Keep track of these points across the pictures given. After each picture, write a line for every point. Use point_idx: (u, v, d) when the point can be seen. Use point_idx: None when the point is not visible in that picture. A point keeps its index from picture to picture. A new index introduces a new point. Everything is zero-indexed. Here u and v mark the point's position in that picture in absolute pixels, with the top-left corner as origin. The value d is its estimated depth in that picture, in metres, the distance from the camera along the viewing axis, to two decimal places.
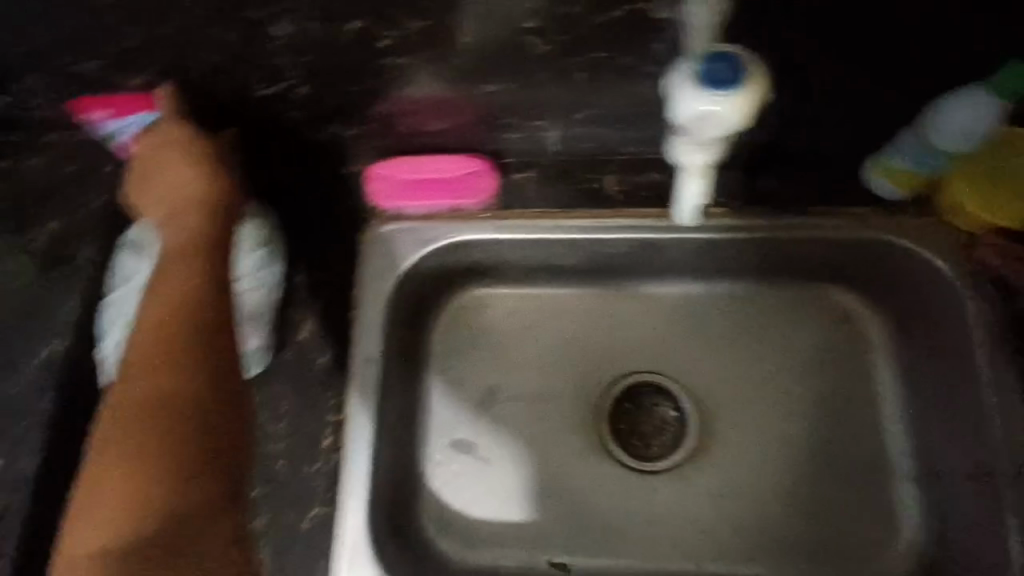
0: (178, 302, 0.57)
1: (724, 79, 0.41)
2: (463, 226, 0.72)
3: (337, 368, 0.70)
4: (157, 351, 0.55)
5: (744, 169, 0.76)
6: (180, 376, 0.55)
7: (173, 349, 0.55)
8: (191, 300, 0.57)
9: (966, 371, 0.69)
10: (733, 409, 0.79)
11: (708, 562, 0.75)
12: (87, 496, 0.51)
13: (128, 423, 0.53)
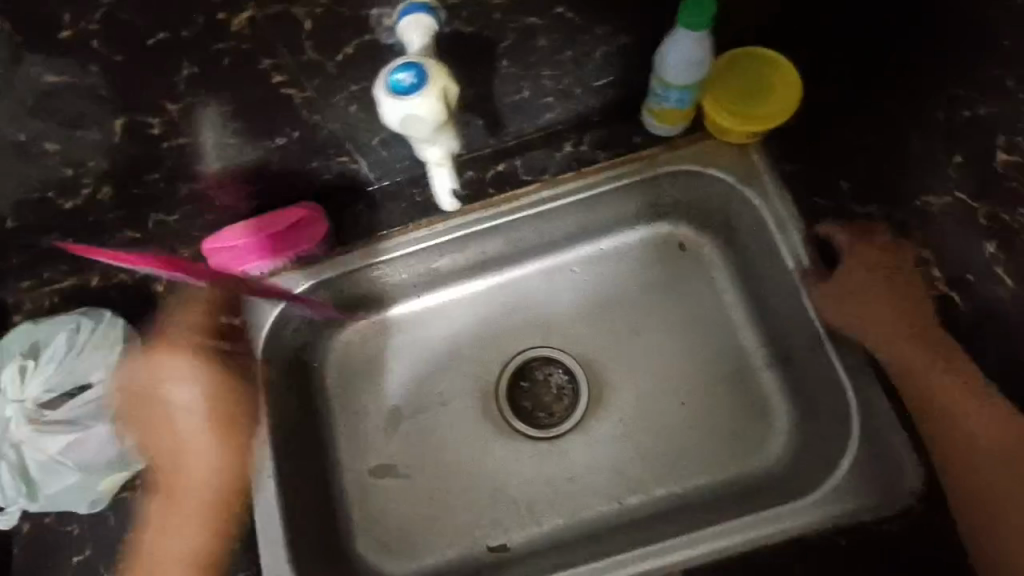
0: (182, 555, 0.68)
1: (409, 84, 0.43)
2: (313, 270, 0.79)
3: (226, 435, 0.74)
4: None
5: (551, 140, 0.79)
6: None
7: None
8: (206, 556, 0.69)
9: (778, 265, 0.77)
10: (611, 356, 0.87)
11: (630, 499, 0.80)
12: None
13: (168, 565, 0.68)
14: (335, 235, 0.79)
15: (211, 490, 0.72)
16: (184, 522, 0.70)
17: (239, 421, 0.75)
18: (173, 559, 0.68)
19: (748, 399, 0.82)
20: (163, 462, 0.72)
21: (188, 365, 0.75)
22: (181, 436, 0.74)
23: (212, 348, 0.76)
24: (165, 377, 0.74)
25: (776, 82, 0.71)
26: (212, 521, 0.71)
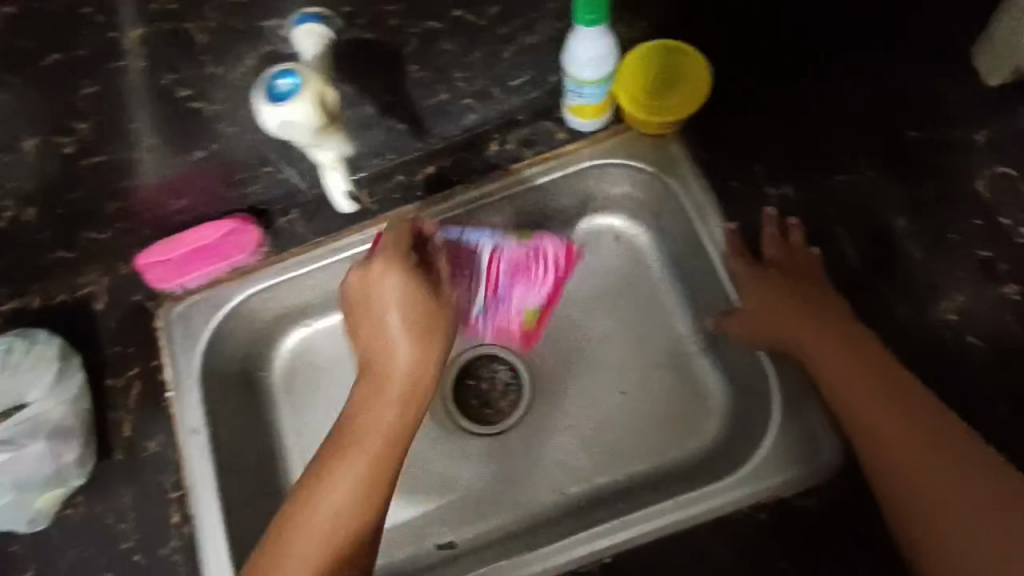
0: (350, 497, 0.61)
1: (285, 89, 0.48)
2: (249, 281, 0.80)
3: (166, 448, 0.75)
4: (296, 560, 0.58)
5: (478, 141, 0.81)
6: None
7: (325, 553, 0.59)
8: (348, 513, 0.60)
9: (700, 253, 0.79)
10: (552, 351, 0.88)
11: (572, 488, 0.82)
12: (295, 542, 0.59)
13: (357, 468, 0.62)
14: (269, 245, 0.80)
15: (393, 409, 0.65)
16: (356, 447, 0.63)
17: (427, 330, 0.68)
18: (346, 488, 0.61)
19: (684, 384, 0.84)
20: (362, 368, 0.68)
21: (399, 284, 0.68)
22: (386, 349, 0.67)
23: (152, 361, 0.78)
24: (381, 288, 0.68)
25: (685, 73, 0.74)
26: (371, 461, 0.62)
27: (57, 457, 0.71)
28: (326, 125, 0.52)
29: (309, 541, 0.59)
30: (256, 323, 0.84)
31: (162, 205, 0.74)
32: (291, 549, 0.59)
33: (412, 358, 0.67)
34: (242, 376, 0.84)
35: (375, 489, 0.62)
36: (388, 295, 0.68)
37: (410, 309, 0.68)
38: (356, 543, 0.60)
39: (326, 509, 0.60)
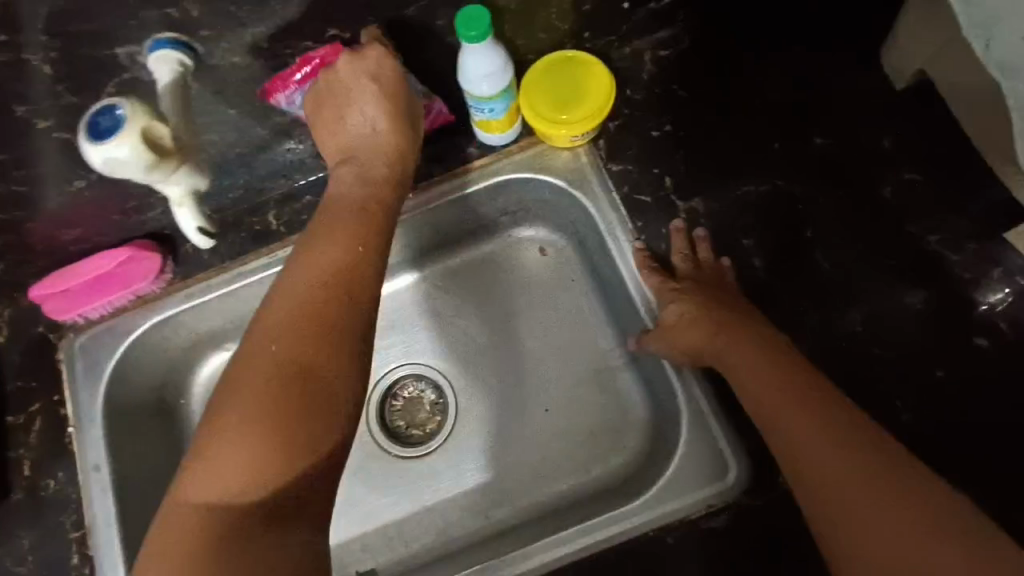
0: (336, 262, 0.59)
1: (106, 128, 0.57)
2: (154, 310, 0.77)
3: (67, 485, 0.73)
4: (278, 335, 0.55)
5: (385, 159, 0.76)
6: (314, 351, 0.54)
7: (316, 315, 0.56)
8: (337, 276, 0.58)
9: (611, 267, 0.78)
10: (474, 368, 0.87)
11: (495, 512, 0.81)
12: (268, 344, 0.55)
13: (330, 270, 0.58)
14: (174, 269, 0.77)
15: (379, 196, 0.64)
16: (340, 224, 0.61)
17: (409, 117, 0.66)
18: (330, 257, 0.59)
19: (608, 399, 0.82)
20: (345, 154, 0.66)
21: (389, 70, 0.65)
22: (374, 131, 0.65)
23: (54, 396, 0.75)
24: (363, 80, 0.65)
25: (588, 83, 0.72)
26: (356, 231, 0.61)
27: None
28: (149, 163, 0.59)
29: (301, 305, 0.56)
30: (167, 351, 0.81)
31: (54, 233, 0.74)
32: (286, 315, 0.56)
33: (399, 140, 0.66)
34: (159, 403, 0.83)
35: (364, 256, 0.60)
36: (373, 84, 0.65)
37: (391, 104, 0.65)
38: (348, 315, 0.57)
39: (311, 283, 0.58)
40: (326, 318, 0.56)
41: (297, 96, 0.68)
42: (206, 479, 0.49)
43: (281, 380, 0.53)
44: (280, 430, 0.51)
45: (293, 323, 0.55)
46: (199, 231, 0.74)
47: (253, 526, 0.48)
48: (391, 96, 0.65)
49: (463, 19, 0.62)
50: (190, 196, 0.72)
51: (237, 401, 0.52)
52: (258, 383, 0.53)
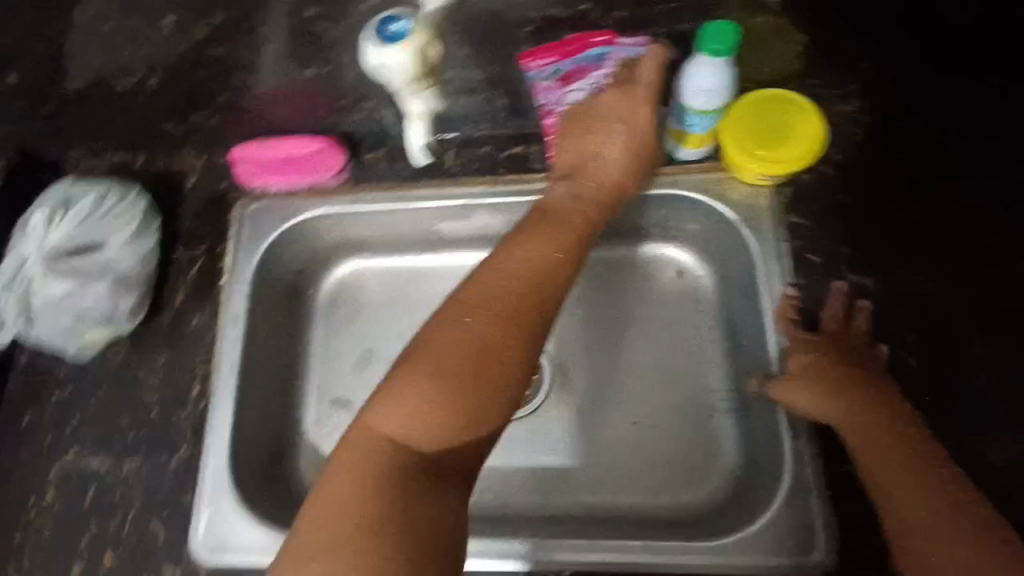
0: (540, 258, 0.64)
1: (388, 35, 0.66)
2: (322, 201, 0.85)
3: (206, 326, 0.81)
4: (476, 307, 0.59)
5: None
6: (504, 333, 0.58)
7: (512, 301, 0.60)
8: (537, 273, 0.63)
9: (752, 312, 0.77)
10: (581, 360, 0.86)
11: (553, 498, 0.81)
12: (464, 311, 0.59)
13: (531, 267, 0.63)
14: (353, 172, 0.84)
15: (588, 209, 0.70)
16: (546, 236, 0.66)
17: (638, 162, 0.72)
18: (530, 266, 0.63)
19: (702, 435, 0.81)
20: (574, 175, 0.72)
21: (641, 115, 0.71)
22: (608, 163, 0.71)
23: (217, 248, 0.84)
24: (615, 117, 0.71)
25: (797, 129, 0.71)
26: (559, 247, 0.66)
27: (116, 302, 0.76)
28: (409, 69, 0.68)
29: (497, 301, 0.60)
30: (317, 243, 0.90)
31: (268, 109, 0.83)
32: (479, 301, 0.60)
33: (620, 178, 0.72)
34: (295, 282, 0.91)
35: (558, 272, 0.64)
36: (622, 122, 0.71)
37: (628, 146, 0.71)
38: (531, 319, 0.60)
39: (508, 285, 0.61)
40: (520, 309, 0.60)
41: (549, 66, 0.74)
42: (385, 425, 0.54)
43: (472, 348, 0.57)
44: (461, 396, 0.55)
45: (485, 312, 0.59)
46: (422, 147, 0.80)
47: (419, 482, 0.51)
48: (631, 139, 0.71)
49: (709, 30, 0.65)
50: (427, 116, 0.76)
51: (428, 354, 0.56)
52: (451, 345, 0.57)
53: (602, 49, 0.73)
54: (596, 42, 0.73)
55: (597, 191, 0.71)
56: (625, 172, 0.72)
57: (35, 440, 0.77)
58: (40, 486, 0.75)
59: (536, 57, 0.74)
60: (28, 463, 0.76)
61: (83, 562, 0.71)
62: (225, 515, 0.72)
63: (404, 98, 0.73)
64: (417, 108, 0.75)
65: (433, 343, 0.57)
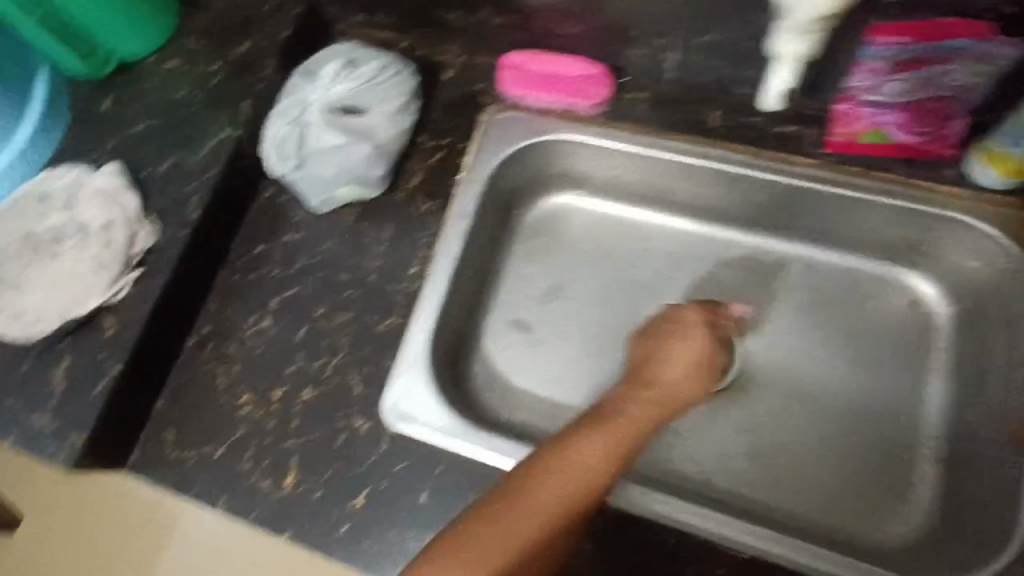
0: (598, 458, 0.58)
1: None
2: (575, 126, 0.84)
3: (434, 214, 0.83)
4: (534, 497, 0.54)
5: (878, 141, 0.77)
6: (542, 530, 0.54)
7: (562, 498, 0.55)
8: (594, 471, 0.57)
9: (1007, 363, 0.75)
10: (778, 363, 0.86)
11: (719, 479, 0.82)
12: (519, 498, 0.54)
13: (589, 461, 0.58)
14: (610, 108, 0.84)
15: (648, 412, 0.65)
16: (601, 435, 0.60)
17: (702, 377, 0.71)
18: (582, 474, 0.57)
19: (894, 471, 0.79)
20: (636, 376, 0.70)
21: (693, 329, 0.73)
22: (673, 376, 0.70)
23: (460, 143, 0.85)
24: (686, 333, 0.73)
25: None
26: (605, 457, 0.59)
27: (370, 166, 0.79)
28: (831, 9, 0.58)
29: (526, 523, 0.53)
30: (548, 165, 0.90)
31: None
32: (530, 492, 0.55)
33: (683, 389, 0.70)
34: (508, 198, 0.92)
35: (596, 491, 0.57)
36: (690, 341, 0.72)
37: (694, 362, 0.71)
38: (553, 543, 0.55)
39: (544, 498, 0.55)
40: (569, 507, 0.55)
41: (899, 49, 0.70)
42: None
43: (513, 545, 0.52)
44: None
45: (509, 533, 0.53)
46: (780, 97, 0.71)
47: None
48: (695, 353, 0.72)
49: None
50: (796, 63, 0.66)
51: (468, 547, 0.51)
52: (495, 541, 0.52)
53: (965, 44, 0.68)
54: (963, 34, 0.68)
55: (653, 399, 0.67)
56: (691, 382, 0.70)
57: (262, 269, 0.83)
58: (258, 311, 0.82)
59: (889, 36, 0.70)
60: (253, 288, 0.83)
61: (287, 387, 0.78)
62: (416, 386, 0.76)
63: (787, 35, 0.63)
64: (791, 49, 0.64)
65: (472, 539, 0.52)
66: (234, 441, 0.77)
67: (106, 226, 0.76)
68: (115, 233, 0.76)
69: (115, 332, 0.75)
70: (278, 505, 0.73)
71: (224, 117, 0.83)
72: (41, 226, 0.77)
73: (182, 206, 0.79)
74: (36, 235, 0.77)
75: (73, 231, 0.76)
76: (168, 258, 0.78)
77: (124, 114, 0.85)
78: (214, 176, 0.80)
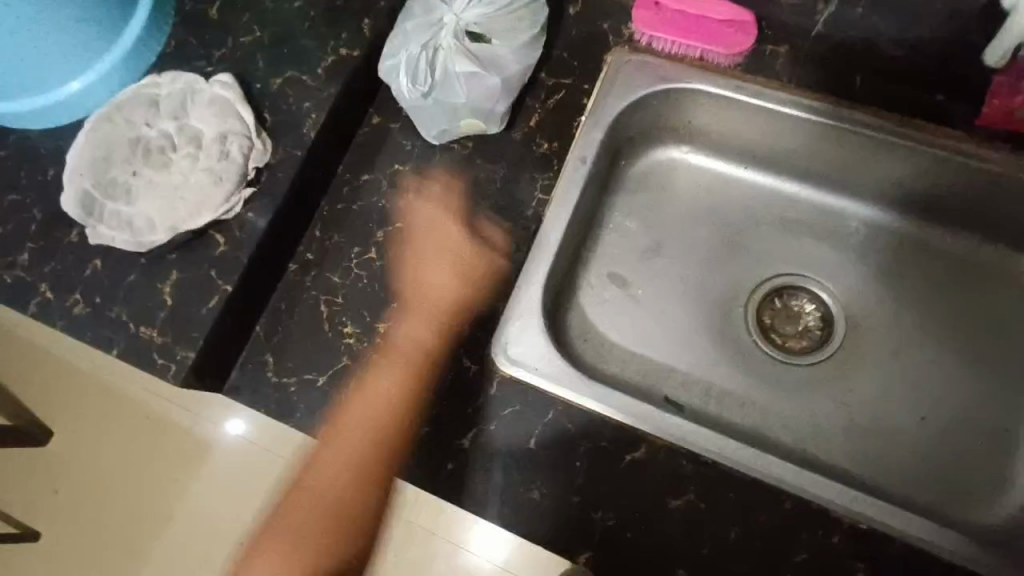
0: (395, 397, 0.73)
1: None
2: (708, 75, 0.82)
3: (552, 157, 0.80)
4: (345, 436, 0.73)
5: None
6: (371, 458, 0.73)
7: (359, 430, 0.73)
8: (387, 409, 0.73)
9: None
10: (884, 338, 0.84)
11: (817, 451, 0.79)
12: (336, 438, 0.73)
13: (395, 402, 0.73)
14: (744, 62, 0.83)
15: (428, 332, 0.75)
16: (381, 373, 0.74)
17: (467, 275, 0.78)
18: (379, 402, 0.73)
19: (1002, 458, 0.76)
20: (393, 295, 0.77)
21: (447, 236, 0.78)
22: (428, 277, 0.76)
23: (583, 85, 0.83)
24: (424, 239, 0.78)
25: None
26: (396, 386, 0.73)
27: (494, 100, 0.77)
28: None
29: (342, 456, 0.74)
30: (664, 114, 0.87)
31: None
32: (340, 430, 0.73)
33: (449, 293, 0.76)
34: (617, 150, 0.88)
35: (410, 417, 0.74)
36: (440, 246, 0.78)
37: (448, 266, 0.77)
38: (379, 466, 0.73)
39: (357, 434, 0.73)
40: (375, 437, 0.72)
41: None
42: (288, 532, 0.77)
43: (353, 470, 0.74)
44: (336, 515, 0.76)
45: (368, 471, 0.74)
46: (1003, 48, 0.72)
47: (331, 564, 0.76)
48: (448, 250, 0.77)
49: None
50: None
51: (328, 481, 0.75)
52: (330, 479, 0.75)
53: None
54: None
55: (417, 313, 0.76)
56: (449, 283, 0.76)
57: (369, 199, 0.80)
58: (362, 243, 0.79)
59: None
60: (358, 217, 0.80)
61: (392, 320, 0.76)
62: (529, 332, 0.75)
63: None
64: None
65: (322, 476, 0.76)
66: (335, 373, 0.75)
67: (219, 138, 0.73)
68: (229, 146, 0.72)
69: (226, 249, 0.73)
70: (382, 438, 0.72)
71: (344, 36, 0.79)
72: (151, 131, 0.74)
73: (298, 124, 0.76)
74: (145, 140, 0.74)
75: (182, 140, 0.73)
76: (282, 178, 0.75)
77: (235, 22, 0.80)
78: (332, 95, 0.77)
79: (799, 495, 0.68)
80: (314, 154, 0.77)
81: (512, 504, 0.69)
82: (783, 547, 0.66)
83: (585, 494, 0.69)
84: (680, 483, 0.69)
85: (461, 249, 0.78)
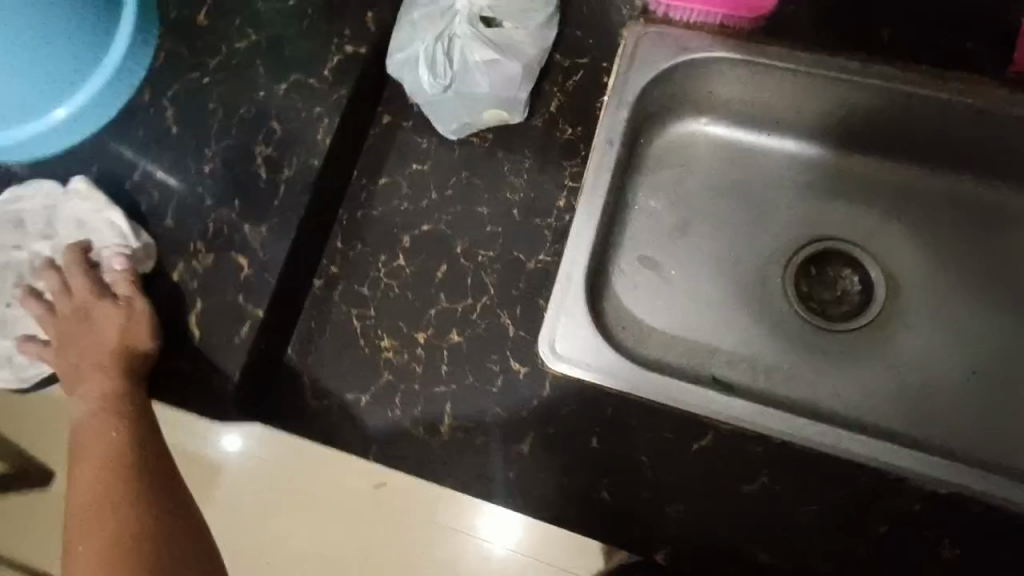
0: (97, 452, 0.61)
1: None
2: (729, 40, 0.78)
3: (579, 142, 0.77)
4: (79, 508, 0.59)
5: None
6: (117, 520, 0.57)
7: (96, 485, 0.59)
8: (115, 448, 0.62)
9: None
10: (923, 295, 0.83)
11: (870, 415, 0.79)
12: (76, 524, 0.58)
13: (92, 461, 0.61)
14: (767, 24, 0.80)
15: (110, 383, 0.65)
16: (84, 467, 0.61)
17: (104, 313, 0.67)
18: (98, 452, 0.61)
19: None
20: (72, 387, 0.66)
21: (85, 294, 0.67)
22: (84, 336, 0.66)
23: (601, 64, 0.80)
24: (54, 317, 0.67)
25: None
26: (111, 439, 0.62)
27: (517, 86, 0.73)
28: None
29: (90, 547, 0.56)
30: (685, 86, 0.83)
31: None
32: (78, 515, 0.58)
33: (95, 341, 0.66)
34: (638, 128, 0.85)
35: (142, 450, 0.62)
36: (68, 302, 0.67)
37: (97, 322, 0.67)
38: (137, 518, 0.58)
39: (94, 491, 0.59)
40: (115, 486, 0.59)
41: None
42: None
43: (103, 552, 0.56)
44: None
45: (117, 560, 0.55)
46: None
47: None
48: (82, 304, 0.67)
49: None
50: None
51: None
52: (88, 537, 0.57)
53: None
54: None
55: (93, 364, 0.66)
56: (82, 327, 0.66)
57: (390, 203, 0.76)
58: (388, 250, 0.75)
59: None
60: (381, 224, 0.75)
61: (432, 328, 0.72)
62: (579, 326, 0.70)
63: None
64: None
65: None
66: (378, 390, 0.71)
67: (89, 248, 0.69)
68: (97, 262, 0.69)
69: (249, 273, 0.68)
70: (436, 450, 0.70)
71: (349, 32, 0.74)
72: (22, 253, 0.71)
73: (311, 131, 0.71)
74: (17, 266, 0.71)
75: (54, 259, 0.70)
76: (300, 190, 0.70)
77: (228, 28, 0.75)
78: (343, 97, 0.72)
79: (877, 470, 0.66)
80: (331, 162, 0.72)
81: (578, 503, 0.68)
82: (861, 520, 0.65)
83: (654, 488, 0.67)
84: (752, 466, 0.67)
85: (83, 286, 0.67)
